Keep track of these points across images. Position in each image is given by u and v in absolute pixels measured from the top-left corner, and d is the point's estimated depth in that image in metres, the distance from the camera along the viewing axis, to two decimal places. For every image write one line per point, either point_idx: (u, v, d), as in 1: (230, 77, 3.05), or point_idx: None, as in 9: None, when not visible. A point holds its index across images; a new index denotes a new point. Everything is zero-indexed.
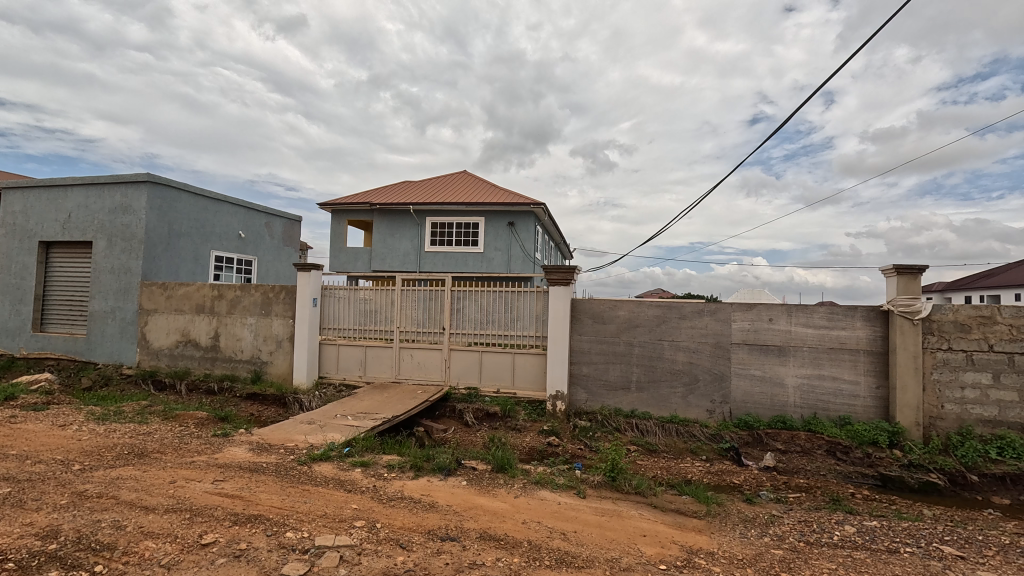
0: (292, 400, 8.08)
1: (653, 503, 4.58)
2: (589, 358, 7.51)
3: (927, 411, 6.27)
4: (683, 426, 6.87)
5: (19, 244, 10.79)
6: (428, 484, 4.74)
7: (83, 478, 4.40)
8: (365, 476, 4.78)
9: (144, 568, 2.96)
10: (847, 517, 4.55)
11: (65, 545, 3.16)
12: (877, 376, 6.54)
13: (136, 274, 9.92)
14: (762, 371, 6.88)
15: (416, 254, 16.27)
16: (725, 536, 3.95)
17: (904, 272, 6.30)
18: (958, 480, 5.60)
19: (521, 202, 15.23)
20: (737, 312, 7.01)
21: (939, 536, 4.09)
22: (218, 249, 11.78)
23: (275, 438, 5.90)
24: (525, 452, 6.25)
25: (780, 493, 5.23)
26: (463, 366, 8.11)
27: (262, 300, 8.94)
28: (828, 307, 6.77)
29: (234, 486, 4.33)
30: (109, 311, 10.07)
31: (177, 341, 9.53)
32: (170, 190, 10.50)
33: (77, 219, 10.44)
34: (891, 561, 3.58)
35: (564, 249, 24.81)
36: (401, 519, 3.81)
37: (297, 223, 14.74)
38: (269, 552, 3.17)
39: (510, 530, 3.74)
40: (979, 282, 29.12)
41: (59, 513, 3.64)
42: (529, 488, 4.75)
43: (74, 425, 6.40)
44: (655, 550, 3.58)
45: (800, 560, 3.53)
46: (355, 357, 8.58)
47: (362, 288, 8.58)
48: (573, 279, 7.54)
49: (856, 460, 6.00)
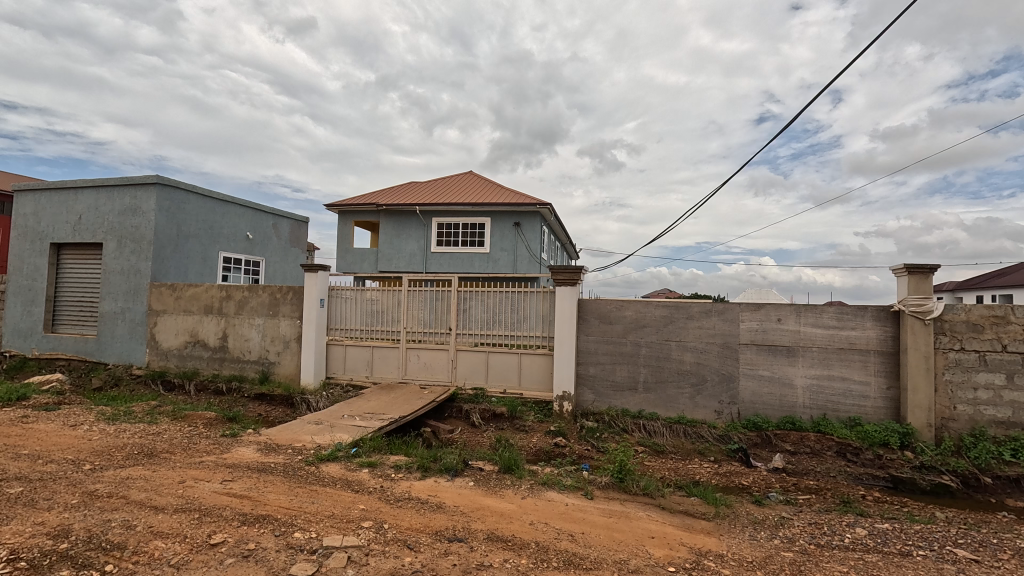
0: (299, 400, 8.11)
1: (661, 505, 4.54)
2: (596, 359, 7.48)
3: (939, 412, 6.19)
4: (688, 427, 6.82)
5: (30, 245, 10.91)
6: (435, 484, 4.75)
7: (93, 478, 4.43)
8: (372, 476, 4.80)
9: (154, 567, 2.98)
10: (858, 519, 4.50)
11: (76, 544, 3.18)
12: (888, 377, 6.46)
13: (145, 275, 10.01)
14: (770, 372, 6.83)
15: (422, 254, 16.29)
16: (734, 538, 3.92)
17: (915, 272, 6.22)
18: (971, 483, 5.50)
19: (526, 202, 15.20)
20: (745, 312, 6.96)
21: (952, 539, 4.03)
22: (226, 250, 11.87)
23: (283, 438, 5.93)
24: (532, 452, 6.24)
25: (789, 494, 5.19)
26: (469, 367, 8.12)
27: (270, 301, 8.99)
28: (838, 307, 6.70)
29: (242, 486, 4.35)
30: (119, 312, 10.16)
31: (186, 342, 9.60)
32: (179, 192, 10.58)
33: (87, 221, 10.55)
34: (904, 564, 3.54)
35: (569, 250, 24.83)
36: (408, 520, 3.81)
37: (305, 224, 14.84)
38: (277, 552, 3.19)
39: (517, 532, 3.73)
40: (987, 284, 28.88)
41: (71, 512, 3.67)
42: (537, 489, 4.73)
43: (84, 425, 6.46)
44: (664, 552, 3.55)
45: (811, 563, 3.50)
46: (361, 357, 8.60)
47: (369, 289, 8.61)
48: (579, 279, 7.50)
49: (867, 461, 5.91)
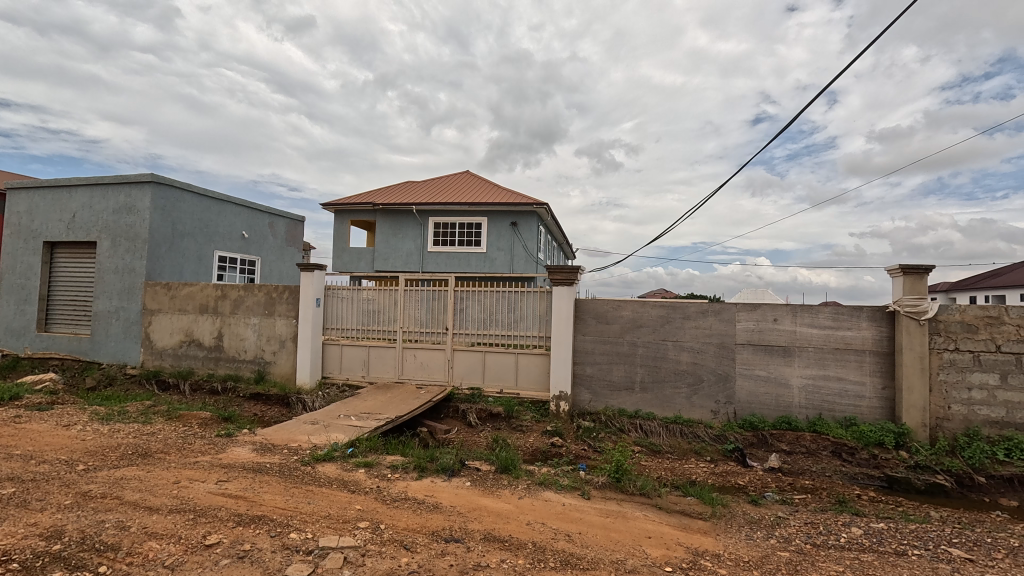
0: (295, 400, 8.07)
1: (658, 504, 4.55)
2: (593, 358, 7.48)
3: (934, 412, 6.23)
4: (762, 431, 6.59)
5: (23, 244, 10.83)
6: (344, 475, 4.81)
7: (87, 478, 4.40)
8: (278, 466, 4.94)
9: (148, 569, 2.96)
10: (854, 518, 4.52)
11: (69, 545, 3.16)
12: (883, 377, 6.49)
13: (140, 273, 9.94)
14: (766, 372, 6.85)
15: (419, 254, 16.25)
16: (731, 539, 3.91)
17: (910, 272, 6.24)
18: (965, 482, 5.52)
19: (523, 202, 15.18)
20: (742, 312, 6.98)
21: (947, 538, 4.05)
22: (221, 249, 11.80)
23: (279, 438, 5.90)
24: (529, 452, 6.23)
25: (785, 494, 5.19)
26: (423, 363, 8.27)
27: (266, 300, 8.95)
28: (833, 308, 6.73)
29: (237, 487, 4.32)
30: (113, 311, 10.10)
31: (181, 341, 9.55)
32: (174, 190, 10.52)
33: (81, 220, 10.47)
34: (899, 564, 3.55)
35: (567, 248, 24.90)
36: (405, 520, 3.80)
37: (301, 224, 14.76)
38: (272, 553, 3.16)
39: (395, 522, 3.76)
40: (983, 284, 28.99)
41: (64, 513, 3.63)
42: (533, 489, 4.73)
43: (77, 425, 6.39)
44: (661, 552, 3.55)
45: (807, 563, 3.51)
46: (358, 357, 8.57)
47: (366, 288, 8.58)
48: (576, 279, 7.50)
49: (862, 461, 5.93)
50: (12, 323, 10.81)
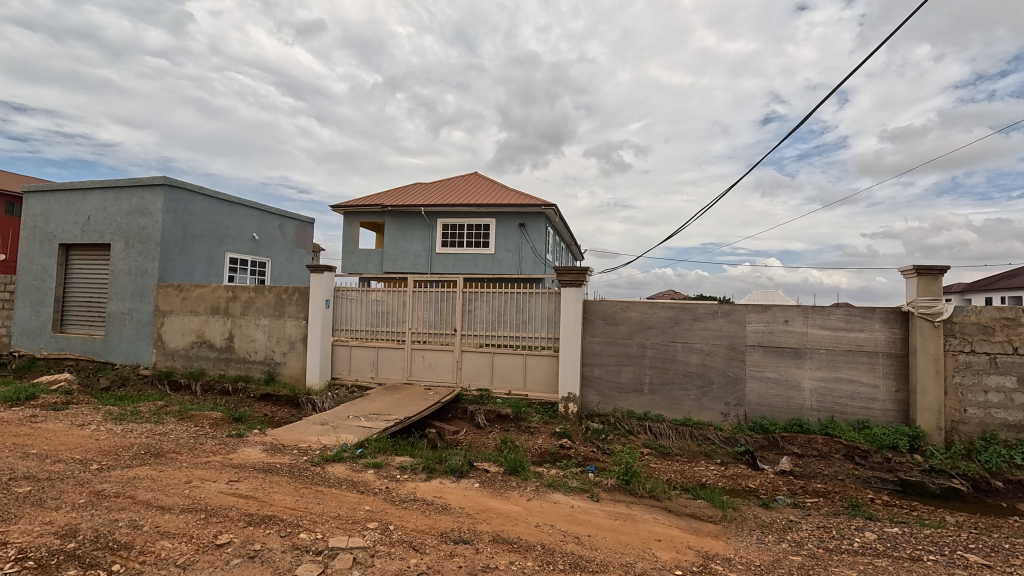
0: (304, 401, 8.12)
1: (667, 507, 4.52)
2: (601, 360, 7.45)
3: (949, 415, 6.13)
4: (773, 434, 6.53)
5: (39, 246, 11.02)
6: (352, 476, 4.82)
7: (101, 477, 4.46)
8: (287, 467, 4.97)
9: (161, 567, 2.99)
10: (867, 523, 4.46)
11: (83, 544, 3.20)
12: (896, 379, 6.40)
13: (152, 275, 10.07)
14: (777, 374, 6.78)
15: (427, 255, 16.29)
16: (741, 542, 3.87)
17: (924, 273, 6.15)
18: (981, 487, 5.41)
19: (531, 204, 15.19)
20: (752, 314, 6.91)
21: (964, 544, 3.97)
22: (232, 250, 11.92)
23: (288, 438, 5.94)
24: (537, 454, 6.21)
25: (796, 497, 5.13)
26: (431, 364, 8.29)
27: (276, 301, 9.02)
28: (845, 309, 6.64)
29: (248, 487, 4.35)
30: (126, 313, 10.23)
31: (192, 342, 9.65)
32: (186, 193, 10.64)
33: (95, 222, 10.63)
34: (914, 569, 3.49)
35: (575, 249, 24.82)
36: (414, 521, 3.80)
37: (310, 226, 14.87)
38: (283, 553, 3.18)
39: (403, 523, 3.76)
40: (998, 285, 28.49)
41: (78, 512, 3.68)
42: (542, 491, 4.72)
43: (92, 425, 6.49)
44: (671, 555, 3.52)
45: (820, 567, 3.46)
46: (367, 358, 8.61)
47: (374, 290, 8.62)
48: (584, 280, 7.48)
49: (876, 464, 5.83)
50: (29, 324, 11.00)
